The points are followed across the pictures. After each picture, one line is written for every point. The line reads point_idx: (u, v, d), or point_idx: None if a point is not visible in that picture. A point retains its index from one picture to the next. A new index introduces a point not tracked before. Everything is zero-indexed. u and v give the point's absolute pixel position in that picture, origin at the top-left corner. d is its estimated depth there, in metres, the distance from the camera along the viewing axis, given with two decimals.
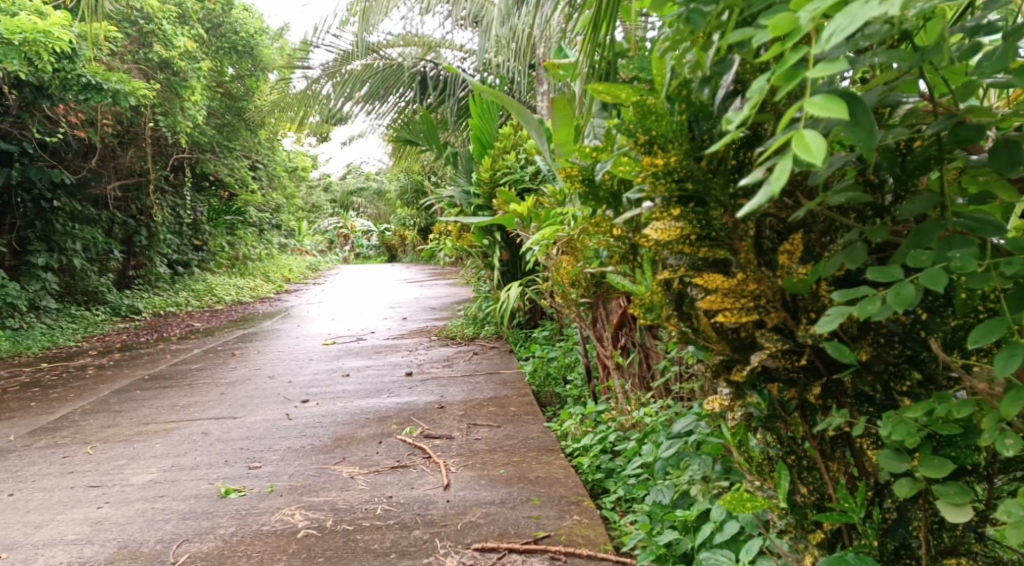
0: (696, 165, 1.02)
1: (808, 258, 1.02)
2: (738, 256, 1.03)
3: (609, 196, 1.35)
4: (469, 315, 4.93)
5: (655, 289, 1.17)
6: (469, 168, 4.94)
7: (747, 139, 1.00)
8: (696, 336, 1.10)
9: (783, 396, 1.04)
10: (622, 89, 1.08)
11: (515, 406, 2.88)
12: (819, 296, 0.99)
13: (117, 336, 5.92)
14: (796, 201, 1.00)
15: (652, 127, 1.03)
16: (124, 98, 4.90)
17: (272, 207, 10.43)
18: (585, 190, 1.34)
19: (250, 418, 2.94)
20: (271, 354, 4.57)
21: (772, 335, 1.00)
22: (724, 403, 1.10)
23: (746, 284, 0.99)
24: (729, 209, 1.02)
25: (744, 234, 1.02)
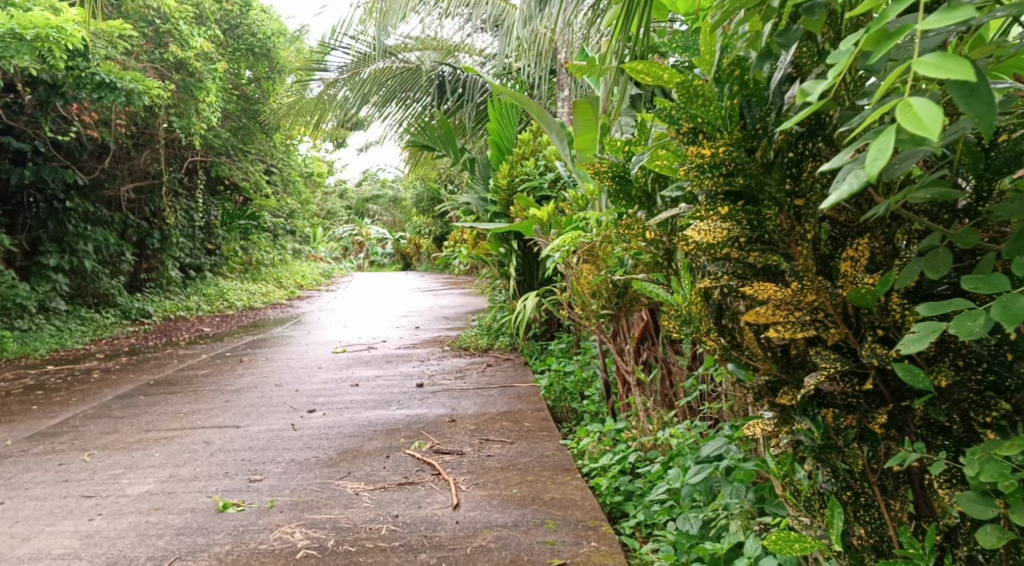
0: (749, 157, 0.95)
1: (873, 268, 0.92)
2: (793, 263, 0.94)
3: (642, 195, 1.27)
4: (482, 325, 4.83)
5: (694, 299, 1.09)
6: (486, 174, 4.86)
7: (809, 128, 0.92)
8: (738, 352, 1.03)
9: (840, 424, 0.95)
10: (664, 68, 1.02)
11: (529, 422, 2.77)
12: (889, 310, 0.89)
13: (126, 339, 5.89)
14: (858, 207, 0.93)
15: (699, 112, 0.98)
16: (137, 97, 4.89)
17: (286, 213, 10.43)
18: (615, 188, 1.27)
19: (255, 427, 2.86)
20: (280, 361, 4.50)
21: (831, 354, 0.91)
22: (768, 429, 1.02)
23: (802, 293, 0.91)
24: (786, 209, 0.94)
25: (800, 237, 0.93)
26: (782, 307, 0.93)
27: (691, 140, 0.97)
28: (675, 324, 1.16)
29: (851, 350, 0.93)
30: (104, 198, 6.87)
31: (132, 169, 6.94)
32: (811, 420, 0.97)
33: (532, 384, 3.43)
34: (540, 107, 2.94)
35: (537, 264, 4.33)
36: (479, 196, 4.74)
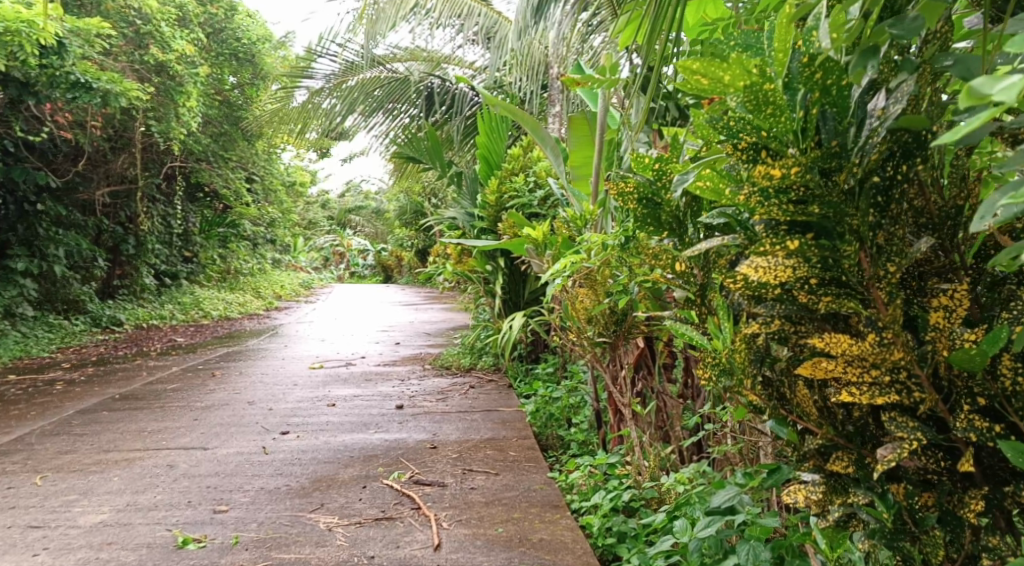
0: (826, 179, 0.80)
1: (969, 325, 0.80)
2: (872, 311, 0.81)
3: (673, 221, 1.12)
4: (465, 344, 4.69)
5: (737, 343, 0.95)
6: (474, 189, 4.74)
7: (903, 148, 0.78)
8: (796, 412, 0.92)
9: (914, 504, 0.82)
10: (725, 66, 0.83)
11: (514, 451, 2.63)
12: (995, 377, 0.77)
13: (95, 348, 5.64)
14: (949, 252, 0.82)
15: (770, 122, 0.81)
16: (115, 99, 4.71)
17: (267, 222, 10.23)
18: (642, 212, 1.11)
19: (223, 450, 2.68)
20: (254, 377, 4.31)
21: (906, 422, 0.79)
22: (810, 497, 0.88)
23: (887, 351, 0.79)
24: (866, 244, 0.80)
25: (883, 281, 0.80)
26: (856, 363, 0.80)
27: (752, 158, 0.83)
28: (711, 372, 1.03)
29: (937, 419, 0.81)
30: (78, 202, 6.64)
31: (108, 172, 6.73)
32: (877, 497, 0.84)
33: (517, 409, 3.30)
34: (535, 120, 2.86)
35: (523, 282, 4.21)
36: (466, 211, 4.62)
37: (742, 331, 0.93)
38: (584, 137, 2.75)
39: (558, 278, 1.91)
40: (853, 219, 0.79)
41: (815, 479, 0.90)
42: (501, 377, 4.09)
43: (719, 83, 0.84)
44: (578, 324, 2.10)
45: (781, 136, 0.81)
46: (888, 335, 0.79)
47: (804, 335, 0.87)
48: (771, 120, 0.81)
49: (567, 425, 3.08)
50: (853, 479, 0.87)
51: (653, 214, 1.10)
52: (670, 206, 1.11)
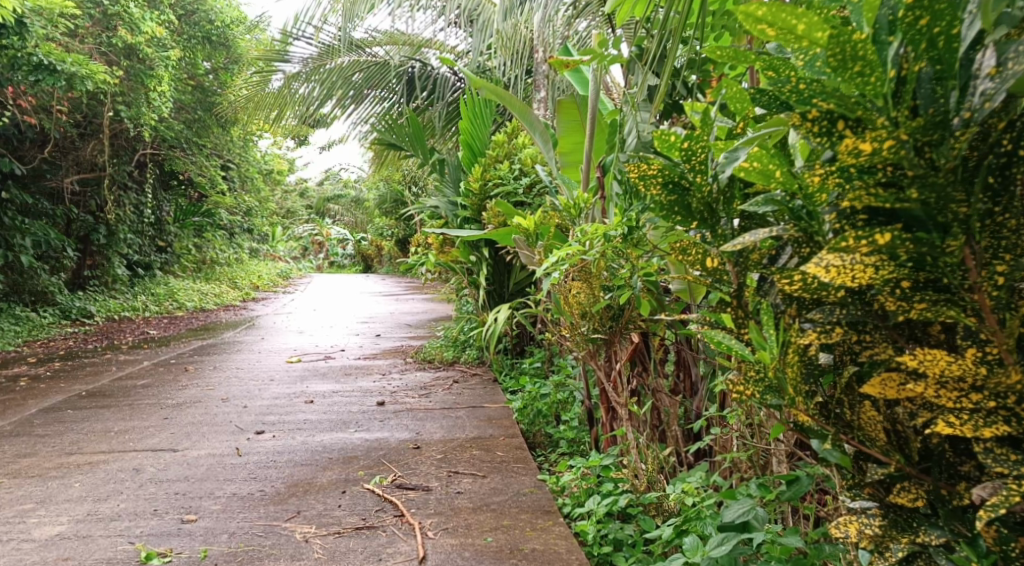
0: (918, 156, 0.69)
1: None
2: (977, 323, 0.72)
3: (705, 209, 0.98)
4: (449, 337, 4.56)
5: (788, 356, 0.85)
6: (457, 177, 4.58)
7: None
8: (864, 436, 0.84)
9: None
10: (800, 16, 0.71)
11: (502, 451, 2.52)
12: None
13: (63, 341, 5.40)
14: None
15: (857, 80, 0.70)
16: (81, 83, 4.44)
17: (243, 211, 9.96)
18: (668, 198, 0.98)
19: (193, 452, 2.53)
20: (229, 371, 4.14)
21: (1008, 454, 0.71)
22: (874, 538, 0.81)
23: (1001, 374, 0.70)
24: (975, 243, 0.70)
25: (987, 289, 0.70)
26: (951, 385, 0.73)
27: (826, 130, 0.74)
28: (754, 389, 0.92)
29: None
30: (46, 190, 6.37)
31: (77, 159, 6.46)
32: (968, 546, 0.74)
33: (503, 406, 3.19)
34: (523, 103, 2.72)
35: (508, 273, 4.09)
36: (448, 199, 4.47)
37: (796, 342, 0.84)
38: (573, 122, 2.66)
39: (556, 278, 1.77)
40: (959, 209, 0.68)
41: (869, 513, 0.84)
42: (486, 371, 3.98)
43: (784, 41, 0.75)
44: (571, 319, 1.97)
45: (867, 102, 0.71)
46: (994, 352, 0.71)
47: (869, 345, 0.80)
48: (856, 79, 0.70)
49: (555, 421, 2.98)
50: (920, 514, 0.81)
51: (684, 205, 0.98)
52: (703, 192, 0.97)
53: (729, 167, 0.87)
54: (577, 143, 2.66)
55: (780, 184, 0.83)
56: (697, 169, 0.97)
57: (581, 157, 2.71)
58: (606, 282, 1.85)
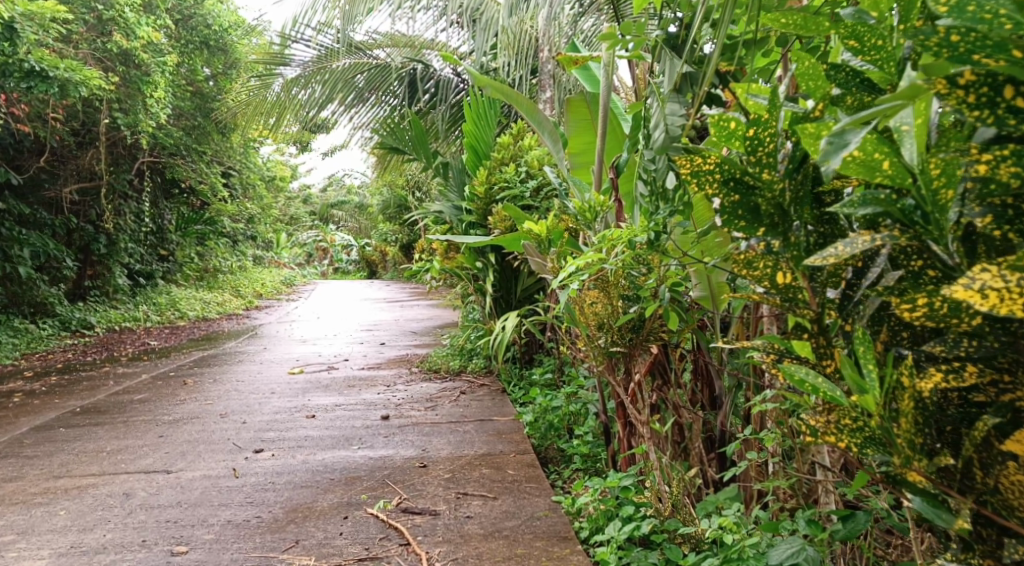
0: None
1: None
2: None
3: (776, 210, 0.89)
4: (455, 345, 4.43)
5: (905, 405, 0.76)
6: (461, 181, 4.45)
7: None
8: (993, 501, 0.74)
9: None
10: None
11: (513, 469, 2.39)
12: None
13: (61, 354, 5.29)
14: None
15: None
16: (74, 89, 4.33)
17: (246, 218, 9.86)
18: (737, 200, 0.91)
19: (188, 474, 2.40)
20: (229, 384, 4.02)
21: None
22: None
23: None
24: None
25: None
26: None
27: (988, 98, 0.65)
28: (854, 441, 0.81)
29: None
30: (44, 199, 6.27)
31: (76, 168, 6.36)
32: None
33: (513, 419, 3.05)
34: (531, 101, 2.59)
35: (515, 279, 3.96)
36: (452, 203, 4.33)
37: (922, 386, 0.74)
38: (584, 121, 2.54)
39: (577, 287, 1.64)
40: None
41: None
42: (494, 381, 3.85)
43: None
44: (586, 331, 1.83)
45: None
46: None
47: (1019, 394, 0.71)
48: None
49: (568, 435, 2.84)
50: None
51: (748, 206, 0.91)
52: (773, 190, 0.89)
53: (835, 155, 0.73)
54: (588, 142, 2.55)
55: (890, 178, 0.75)
56: (764, 162, 0.89)
57: (593, 158, 2.59)
58: (624, 291, 1.72)
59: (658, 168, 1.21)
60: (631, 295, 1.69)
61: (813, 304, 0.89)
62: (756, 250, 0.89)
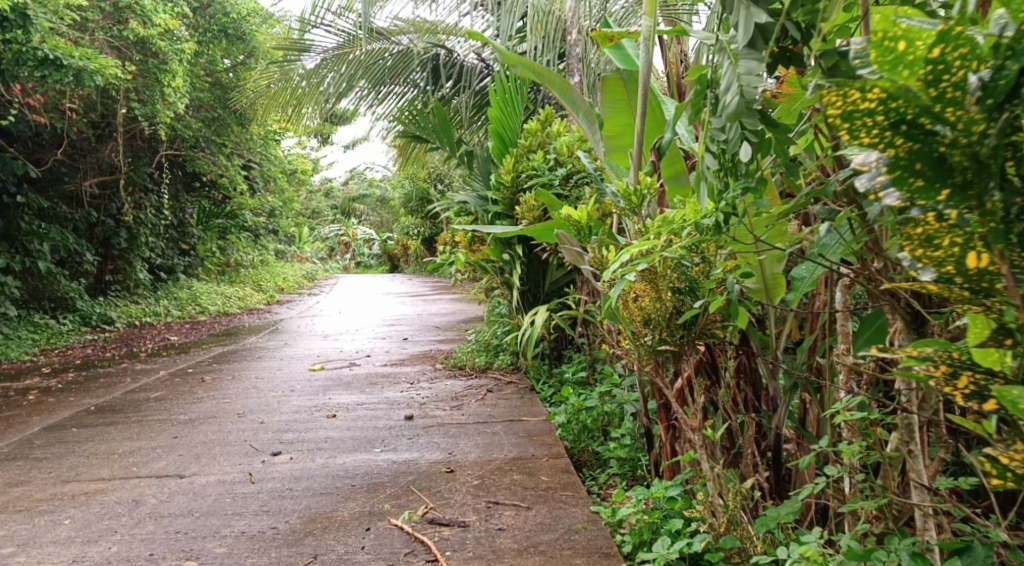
0: None
1: None
2: None
3: (970, 164, 0.71)
4: (480, 341, 4.27)
5: None
6: (486, 170, 4.27)
7: None
8: None
9: None
10: None
11: (546, 475, 2.23)
12: None
13: (81, 350, 5.24)
14: None
15: None
16: (89, 78, 4.22)
17: (267, 211, 9.80)
18: (918, 151, 0.72)
19: (201, 479, 2.28)
20: (248, 381, 3.91)
21: None
22: None
23: None
24: None
25: None
26: None
27: None
28: None
29: None
30: (64, 192, 6.24)
31: (95, 162, 6.32)
32: None
33: (544, 421, 2.88)
34: (564, 79, 2.39)
35: (544, 272, 3.79)
36: (477, 193, 4.16)
37: None
38: (621, 101, 2.36)
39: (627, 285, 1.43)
40: None
41: None
42: (522, 379, 3.69)
43: None
44: (630, 327, 1.63)
45: None
46: None
47: None
48: None
49: (602, 437, 2.68)
50: None
51: (929, 156, 0.72)
52: (969, 135, 0.70)
53: None
54: (626, 125, 2.37)
55: None
56: (949, 98, 0.70)
57: (630, 141, 2.40)
58: (675, 284, 1.51)
59: (729, 138, 0.98)
60: (690, 289, 1.50)
61: (1017, 297, 0.71)
62: (936, 221, 0.73)
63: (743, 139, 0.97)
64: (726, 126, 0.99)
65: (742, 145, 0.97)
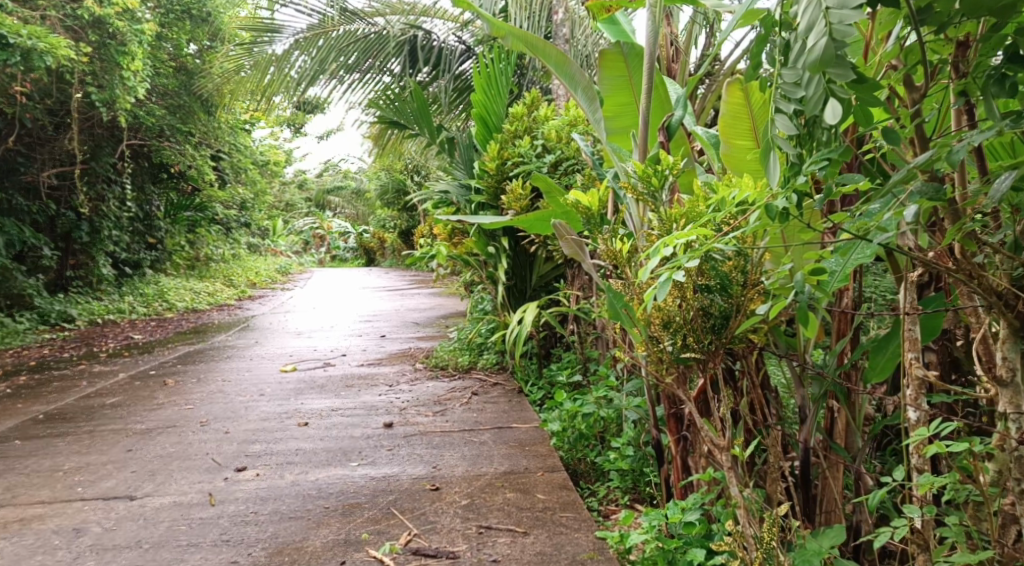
0: None
1: None
2: None
3: None
4: (463, 339, 4.05)
5: None
6: (469, 157, 4.00)
7: None
8: None
9: None
10: None
11: (543, 493, 2.01)
12: None
13: (37, 350, 4.86)
14: None
15: None
16: (39, 59, 3.86)
17: (238, 203, 9.45)
18: None
19: (154, 501, 2.01)
20: (216, 384, 3.63)
21: None
22: None
23: None
24: None
25: None
26: None
27: None
28: None
29: None
30: (20, 183, 5.84)
31: (52, 151, 5.91)
32: None
33: (536, 428, 2.67)
34: (560, 52, 2.16)
35: (531, 265, 3.57)
36: (459, 182, 3.91)
37: None
38: (620, 78, 2.14)
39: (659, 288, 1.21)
40: None
41: None
42: (508, 380, 3.48)
43: None
44: (647, 332, 1.42)
45: None
46: None
47: None
48: None
49: (599, 446, 2.47)
50: None
51: None
52: None
53: None
54: (626, 105, 2.15)
55: None
56: None
57: (632, 122, 2.17)
58: (705, 283, 1.31)
59: (810, 95, 0.81)
60: (725, 287, 1.28)
61: None
62: None
63: (831, 97, 0.80)
64: (804, 81, 0.82)
65: (828, 103, 0.79)
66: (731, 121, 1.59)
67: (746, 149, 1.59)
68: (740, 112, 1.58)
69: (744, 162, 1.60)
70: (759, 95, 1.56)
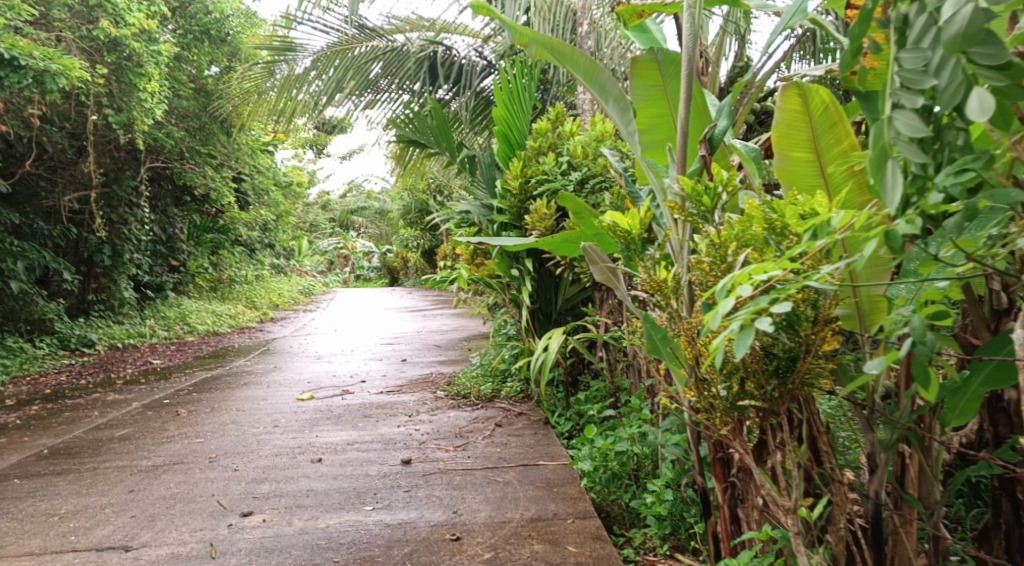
0: None
1: None
2: None
3: None
4: (486, 366, 3.87)
5: None
6: (491, 176, 3.83)
7: None
8: None
9: None
10: None
11: (575, 546, 1.82)
12: None
13: (55, 376, 4.77)
14: None
15: None
16: (52, 81, 3.80)
17: (260, 224, 9.43)
18: None
19: (151, 552, 1.85)
20: (231, 413, 3.49)
21: None
22: None
23: None
24: None
25: None
26: None
27: None
28: None
29: None
30: (41, 207, 5.82)
31: (75, 174, 5.90)
32: None
33: (565, 467, 2.47)
34: (590, 58, 1.97)
35: (556, 288, 3.39)
36: (480, 201, 3.75)
37: None
38: (655, 87, 1.97)
39: (737, 336, 1.04)
40: None
41: None
42: (534, 410, 3.29)
43: None
44: (698, 372, 1.27)
45: None
46: None
47: None
48: None
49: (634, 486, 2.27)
50: None
51: None
52: None
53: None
54: (662, 116, 1.98)
55: None
56: None
57: (668, 134, 2.00)
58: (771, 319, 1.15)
59: (945, 82, 0.80)
60: (794, 325, 1.12)
61: None
62: None
63: (972, 82, 0.79)
64: (938, 67, 0.81)
65: (974, 91, 0.78)
66: (787, 132, 1.42)
67: (805, 162, 1.41)
68: (797, 121, 1.41)
69: (803, 176, 1.42)
70: (819, 101, 1.39)
